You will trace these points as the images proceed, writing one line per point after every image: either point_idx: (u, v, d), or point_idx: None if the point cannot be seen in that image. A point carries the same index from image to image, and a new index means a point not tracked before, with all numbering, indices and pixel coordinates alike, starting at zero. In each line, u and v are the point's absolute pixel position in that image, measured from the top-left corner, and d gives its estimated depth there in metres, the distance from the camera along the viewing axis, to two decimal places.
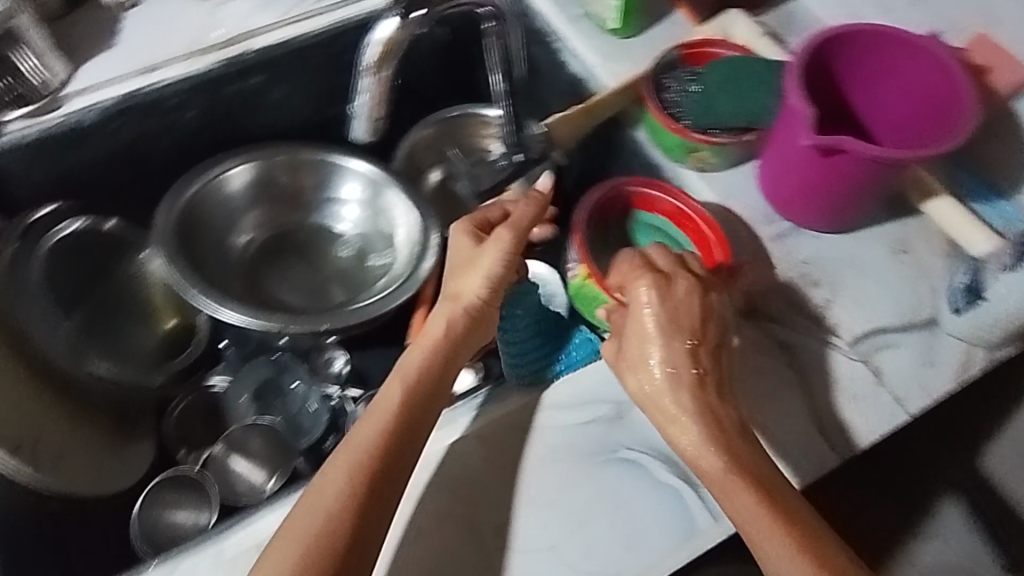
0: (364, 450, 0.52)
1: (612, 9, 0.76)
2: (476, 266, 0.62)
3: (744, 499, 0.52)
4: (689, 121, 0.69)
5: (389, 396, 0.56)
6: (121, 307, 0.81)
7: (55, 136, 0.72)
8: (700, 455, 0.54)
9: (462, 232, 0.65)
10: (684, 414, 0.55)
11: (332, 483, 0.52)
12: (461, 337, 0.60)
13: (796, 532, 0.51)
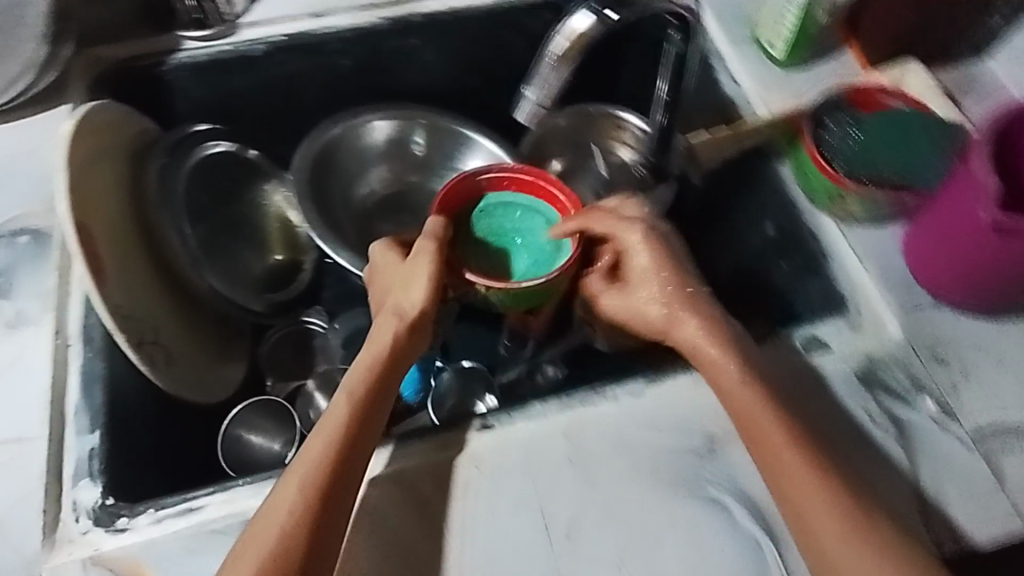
0: (312, 461, 0.51)
1: (782, 38, 0.74)
2: (407, 278, 0.63)
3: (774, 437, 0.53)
4: (840, 164, 0.66)
5: (336, 411, 0.55)
6: (242, 230, 0.83)
7: (225, 60, 0.77)
8: (757, 453, 0.53)
9: (383, 250, 0.67)
10: (750, 400, 0.55)
11: (283, 501, 0.50)
12: (399, 349, 0.60)
13: (830, 483, 0.51)
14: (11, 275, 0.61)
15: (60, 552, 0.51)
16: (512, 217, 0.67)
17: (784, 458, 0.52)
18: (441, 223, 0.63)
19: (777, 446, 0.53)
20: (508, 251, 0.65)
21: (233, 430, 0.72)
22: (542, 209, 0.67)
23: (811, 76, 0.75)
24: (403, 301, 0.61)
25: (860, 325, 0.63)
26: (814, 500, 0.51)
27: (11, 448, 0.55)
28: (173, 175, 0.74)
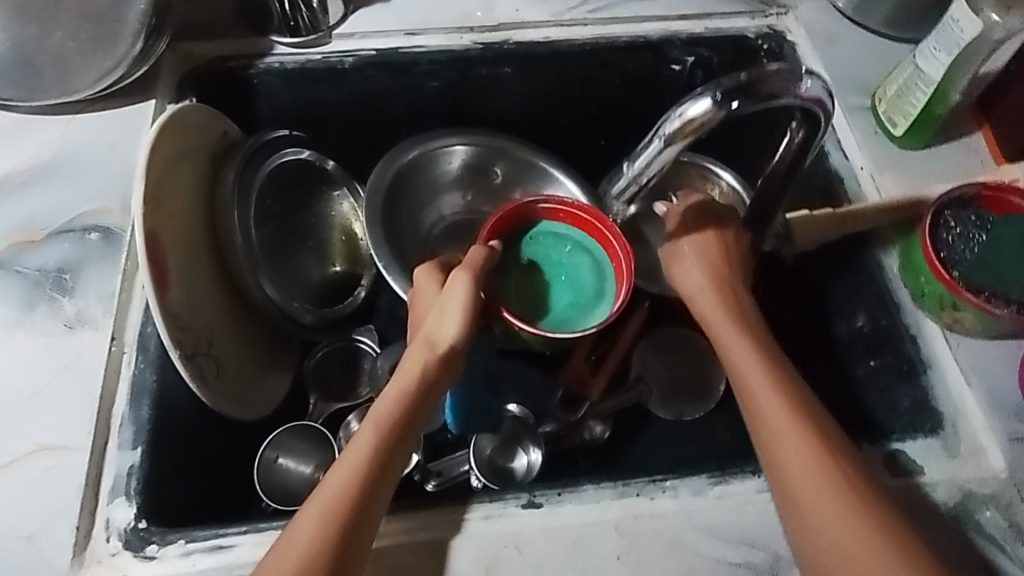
0: (333, 495, 0.48)
1: (906, 116, 0.68)
2: (443, 307, 0.58)
3: (777, 419, 0.51)
4: (960, 273, 0.60)
5: (362, 441, 0.51)
6: (306, 238, 0.81)
7: (314, 69, 0.75)
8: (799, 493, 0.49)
9: (424, 276, 0.63)
10: (787, 438, 0.50)
11: (299, 534, 0.47)
12: (433, 381, 0.55)
13: (836, 471, 0.48)
14: (78, 271, 0.61)
15: (89, 572, 0.50)
16: (557, 249, 0.68)
17: (784, 443, 0.50)
18: (482, 254, 0.61)
19: (778, 429, 0.50)
20: (549, 285, 0.67)
21: (268, 455, 0.68)
22: (592, 246, 0.68)
23: (930, 160, 0.69)
24: (436, 330, 0.57)
25: (955, 450, 0.57)
26: (813, 487, 0.47)
27: (54, 454, 0.54)
28: (248, 180, 0.73)
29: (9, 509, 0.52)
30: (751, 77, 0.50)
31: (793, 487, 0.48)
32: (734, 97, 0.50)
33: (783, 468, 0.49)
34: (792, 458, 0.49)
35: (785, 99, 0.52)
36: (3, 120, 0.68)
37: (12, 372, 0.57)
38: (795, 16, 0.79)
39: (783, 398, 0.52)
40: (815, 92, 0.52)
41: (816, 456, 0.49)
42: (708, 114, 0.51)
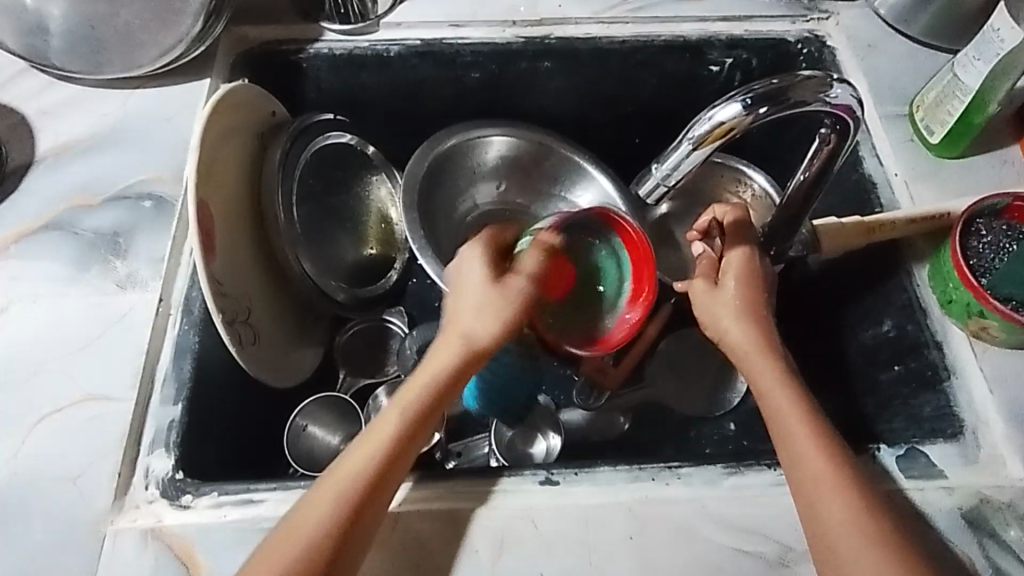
0: (348, 477, 0.50)
1: (943, 125, 0.68)
2: (490, 307, 0.58)
3: (796, 426, 0.53)
4: (988, 282, 0.59)
5: (383, 426, 0.53)
6: (345, 220, 0.84)
7: (360, 56, 0.78)
8: (808, 461, 0.52)
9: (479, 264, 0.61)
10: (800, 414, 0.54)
11: (309, 516, 0.48)
12: (456, 379, 0.56)
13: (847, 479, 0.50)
14: (130, 236, 0.64)
15: (127, 516, 0.53)
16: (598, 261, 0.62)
17: (800, 449, 0.52)
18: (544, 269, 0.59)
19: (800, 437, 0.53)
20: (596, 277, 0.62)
21: (297, 422, 0.71)
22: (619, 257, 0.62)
23: (966, 171, 0.69)
24: (473, 328, 0.57)
25: (974, 457, 0.57)
26: (815, 458, 0.51)
27: (101, 404, 0.57)
28: (293, 160, 0.76)
29: (56, 452, 0.55)
30: (781, 83, 0.52)
31: (806, 490, 0.51)
32: (763, 103, 0.52)
33: (788, 437, 0.53)
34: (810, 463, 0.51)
35: (814, 105, 0.53)
36: (68, 91, 0.72)
37: (66, 326, 0.60)
38: (836, 22, 0.79)
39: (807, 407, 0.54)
40: (844, 100, 0.53)
41: (828, 460, 0.51)
42: (738, 119, 0.53)
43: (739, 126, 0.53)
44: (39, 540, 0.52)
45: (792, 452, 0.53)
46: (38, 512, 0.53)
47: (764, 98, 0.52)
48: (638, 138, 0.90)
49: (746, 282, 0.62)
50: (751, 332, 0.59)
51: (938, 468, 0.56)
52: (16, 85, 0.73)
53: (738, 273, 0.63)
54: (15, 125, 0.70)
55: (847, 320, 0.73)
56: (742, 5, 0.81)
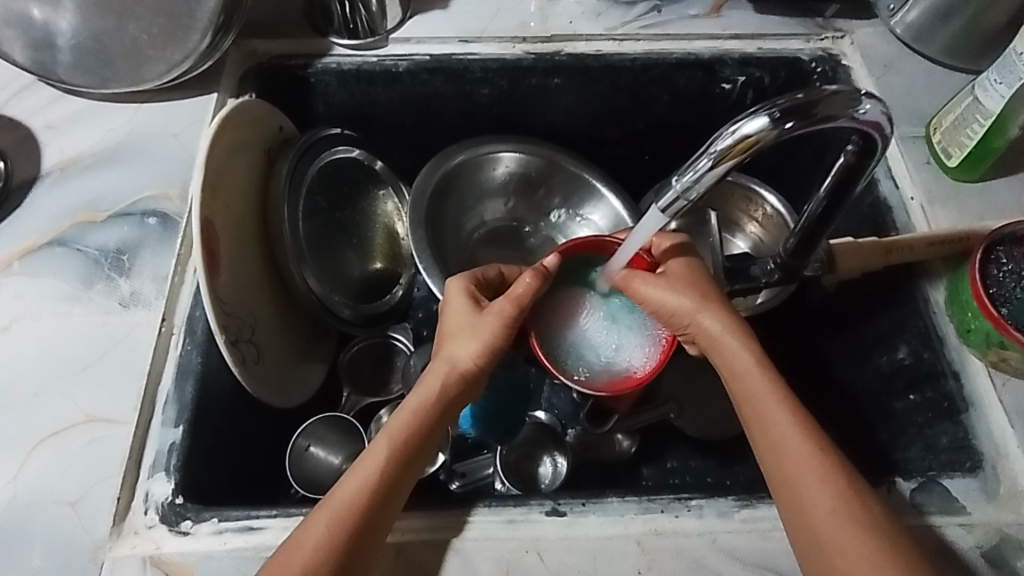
0: (343, 502, 0.48)
1: (961, 148, 0.67)
2: (472, 332, 0.57)
3: (792, 458, 0.50)
4: (1008, 311, 0.57)
5: (379, 448, 0.51)
6: (351, 235, 0.83)
7: (369, 71, 0.77)
8: (811, 503, 0.49)
9: (457, 289, 0.60)
10: (797, 447, 0.51)
11: (303, 547, 0.47)
12: (445, 397, 0.55)
13: (850, 520, 0.48)
14: (135, 253, 0.64)
15: (125, 542, 0.52)
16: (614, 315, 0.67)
17: (803, 486, 0.49)
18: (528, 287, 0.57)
19: (798, 468, 0.50)
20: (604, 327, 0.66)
21: (299, 442, 0.70)
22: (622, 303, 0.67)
23: (984, 195, 0.68)
24: (451, 346, 0.57)
25: (994, 493, 0.55)
26: (818, 498, 0.48)
27: (101, 426, 0.56)
28: (300, 175, 0.75)
29: (56, 475, 0.54)
30: (808, 98, 0.47)
31: (811, 530, 0.48)
32: (790, 117, 0.47)
33: (790, 472, 0.50)
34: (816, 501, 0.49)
35: (841, 122, 0.49)
36: (76, 105, 0.72)
37: (68, 345, 0.59)
38: (852, 40, 0.78)
39: (806, 438, 0.51)
40: (873, 117, 0.50)
41: (829, 500, 0.48)
42: (764, 133, 0.47)
43: (766, 140, 0.47)
44: (35, 566, 0.51)
45: (795, 491, 0.50)
46: (36, 537, 0.52)
47: (790, 112, 0.47)
48: (648, 155, 0.89)
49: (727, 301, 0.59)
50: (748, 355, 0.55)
51: (957, 502, 0.55)
52: (24, 99, 0.72)
53: (685, 269, 0.61)
54: (22, 139, 0.70)
55: (862, 344, 0.71)
56: (756, 22, 0.80)
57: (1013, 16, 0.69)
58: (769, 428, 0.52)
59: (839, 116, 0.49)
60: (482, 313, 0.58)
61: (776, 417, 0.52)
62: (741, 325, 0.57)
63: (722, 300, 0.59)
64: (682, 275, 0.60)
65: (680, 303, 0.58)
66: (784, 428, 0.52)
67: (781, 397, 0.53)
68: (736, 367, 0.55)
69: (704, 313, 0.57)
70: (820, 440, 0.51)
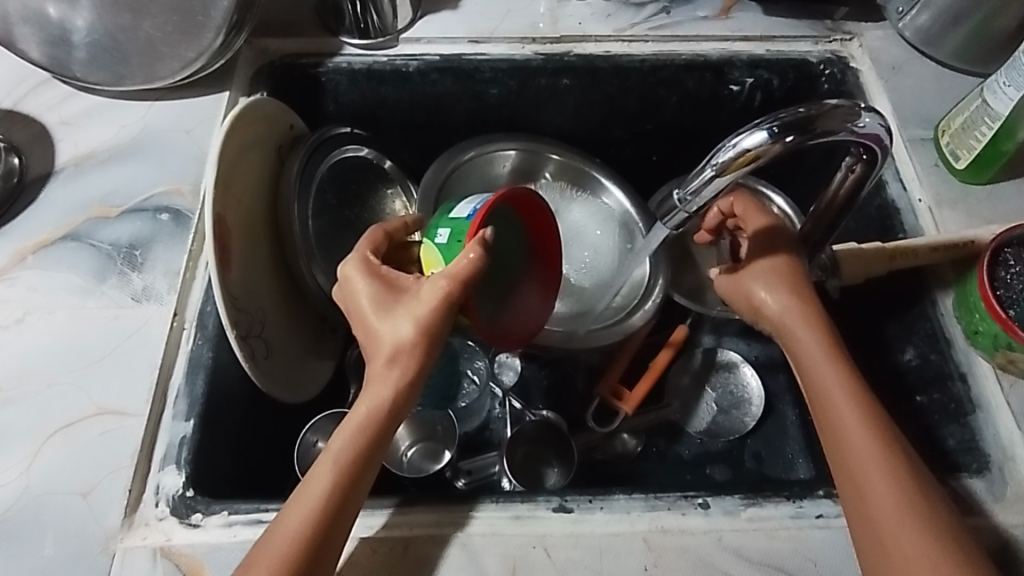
0: (328, 483, 0.49)
1: (970, 151, 0.67)
2: (400, 310, 0.53)
3: (852, 442, 0.52)
4: (1016, 314, 0.57)
5: (351, 434, 0.52)
6: (361, 234, 0.82)
7: (379, 71, 0.78)
8: (869, 479, 0.50)
9: (359, 275, 0.56)
10: (864, 426, 0.52)
11: (281, 534, 0.48)
12: (389, 409, 0.52)
13: (907, 505, 0.48)
14: (147, 248, 0.64)
15: (136, 534, 0.52)
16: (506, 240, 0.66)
17: (861, 464, 0.51)
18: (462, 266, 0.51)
19: (856, 449, 0.52)
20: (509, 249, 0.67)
21: (308, 438, 0.70)
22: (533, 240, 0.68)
23: (992, 198, 0.68)
24: (376, 344, 0.54)
25: (1001, 494, 0.55)
26: (875, 480, 0.50)
27: (113, 418, 0.57)
28: (311, 172, 0.76)
29: (68, 465, 0.55)
30: (809, 112, 0.47)
31: (868, 512, 0.49)
32: (790, 132, 0.47)
33: (846, 452, 0.52)
34: (875, 494, 0.50)
35: (842, 135, 0.50)
36: (90, 102, 0.73)
37: (81, 339, 0.60)
38: (861, 43, 0.78)
39: (871, 423, 0.52)
40: (873, 129, 0.50)
41: (888, 487, 0.49)
42: (764, 147, 0.47)
43: (767, 156, 0.48)
44: (47, 555, 0.51)
45: (850, 473, 0.51)
46: (48, 527, 0.52)
47: (791, 125, 0.47)
48: (656, 156, 0.90)
49: (790, 281, 0.62)
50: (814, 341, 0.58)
51: (965, 503, 0.55)
52: (38, 95, 0.73)
53: (782, 279, 0.62)
54: (37, 135, 0.71)
55: (870, 346, 0.71)
56: (765, 25, 0.80)
57: (1022, 20, 0.69)
58: (832, 416, 0.54)
59: (842, 128, 0.49)
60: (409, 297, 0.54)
61: (839, 398, 0.54)
62: (818, 313, 0.60)
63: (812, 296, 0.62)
64: (783, 292, 0.61)
65: (784, 297, 0.61)
66: (848, 413, 0.53)
67: (846, 380, 0.55)
68: (801, 349, 0.59)
69: (785, 305, 0.61)
70: (886, 424, 0.53)
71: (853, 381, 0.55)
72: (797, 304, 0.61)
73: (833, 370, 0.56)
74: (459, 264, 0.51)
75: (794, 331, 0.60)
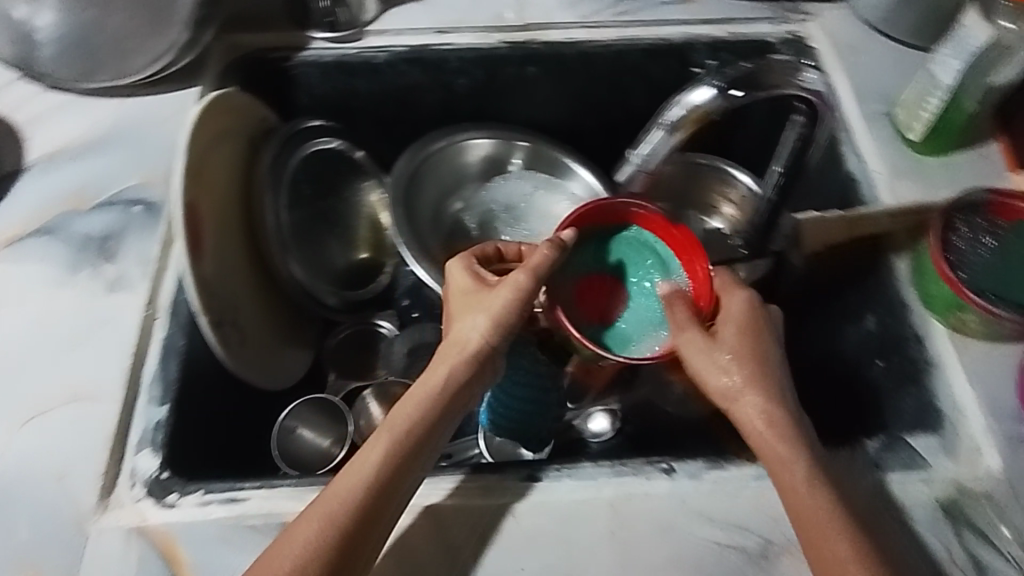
0: (370, 468, 0.50)
1: (924, 122, 0.69)
2: (482, 304, 0.57)
3: (796, 483, 0.50)
4: (967, 276, 0.59)
5: (400, 421, 0.53)
6: (335, 225, 0.84)
7: (349, 63, 0.79)
8: (817, 514, 0.49)
9: (457, 270, 0.61)
10: (806, 465, 0.50)
11: (332, 504, 0.49)
12: (450, 390, 0.55)
13: (854, 550, 0.47)
14: (120, 239, 0.65)
15: (111, 514, 0.54)
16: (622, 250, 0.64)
17: (807, 506, 0.49)
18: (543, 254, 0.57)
19: (799, 493, 0.50)
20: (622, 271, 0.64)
21: (287, 423, 0.72)
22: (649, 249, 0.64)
23: (947, 170, 0.70)
24: (460, 325, 0.57)
25: (955, 452, 0.57)
26: (823, 521, 0.49)
27: (87, 405, 0.58)
28: (283, 163, 0.78)
29: (43, 450, 0.56)
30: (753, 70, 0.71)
31: (816, 552, 0.49)
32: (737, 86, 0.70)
33: (791, 494, 0.50)
34: (827, 540, 0.48)
35: (787, 86, 0.73)
36: (62, 98, 0.74)
37: (55, 328, 0.61)
38: (820, 24, 0.80)
39: (813, 467, 0.50)
40: (815, 86, 0.73)
41: (834, 527, 0.48)
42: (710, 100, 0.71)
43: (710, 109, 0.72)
44: (24, 537, 0.52)
45: (796, 511, 0.50)
46: (24, 510, 0.53)
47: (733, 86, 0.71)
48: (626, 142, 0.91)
49: (746, 338, 0.56)
50: (759, 401, 0.53)
51: (922, 461, 0.56)
52: (11, 93, 0.74)
53: (735, 324, 0.57)
54: (10, 131, 0.72)
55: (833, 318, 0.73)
56: (726, 8, 0.82)
57: None
58: (773, 461, 0.51)
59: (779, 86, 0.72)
60: (499, 284, 0.58)
61: (779, 440, 0.52)
62: (762, 378, 0.54)
63: (768, 370, 0.55)
64: (737, 341, 0.56)
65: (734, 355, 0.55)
66: (789, 452, 0.51)
67: (788, 422, 0.52)
68: (736, 403, 0.54)
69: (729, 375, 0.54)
70: (826, 466, 0.51)
71: (796, 420, 0.53)
72: (744, 367, 0.54)
73: (779, 412, 0.53)
74: (542, 259, 0.57)
75: (729, 400, 0.54)
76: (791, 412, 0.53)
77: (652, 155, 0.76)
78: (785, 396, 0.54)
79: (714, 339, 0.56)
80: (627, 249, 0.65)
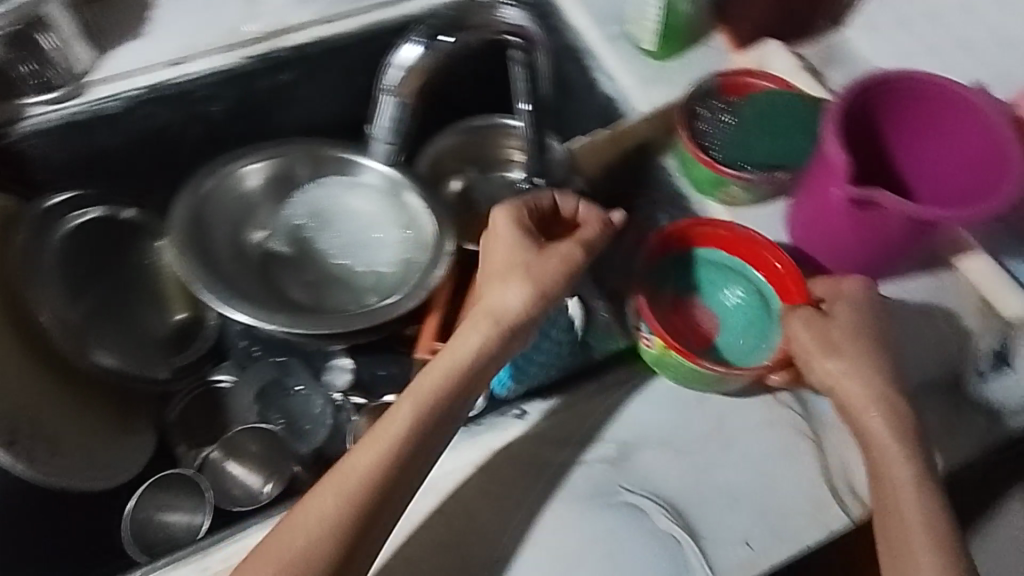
0: (393, 438, 0.52)
1: (652, 32, 0.75)
2: (522, 269, 0.58)
3: (888, 438, 0.55)
4: (719, 154, 0.67)
5: (418, 392, 0.54)
6: (132, 293, 0.78)
7: (80, 121, 0.73)
8: (887, 458, 0.55)
9: (504, 216, 0.60)
10: (874, 409, 0.56)
11: (354, 469, 0.51)
12: (475, 359, 0.55)
13: (915, 480, 0.54)
14: None
15: None
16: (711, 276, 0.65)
17: (893, 452, 0.55)
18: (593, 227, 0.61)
19: (888, 448, 0.55)
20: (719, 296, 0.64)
21: (141, 513, 0.68)
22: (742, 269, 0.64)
23: (686, 67, 0.77)
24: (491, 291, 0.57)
25: None
26: (903, 463, 0.54)
27: None
28: (39, 248, 0.72)
29: None
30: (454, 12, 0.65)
31: (881, 489, 0.54)
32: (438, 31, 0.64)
33: (879, 450, 0.55)
34: (901, 484, 0.54)
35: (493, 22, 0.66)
36: None
37: None
38: None
39: (894, 413, 0.56)
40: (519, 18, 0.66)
41: (904, 464, 0.54)
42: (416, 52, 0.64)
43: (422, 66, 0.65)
44: None
45: (880, 463, 0.55)
46: None
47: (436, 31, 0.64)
48: None
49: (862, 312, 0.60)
50: (855, 374, 0.57)
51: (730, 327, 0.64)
52: None
53: (855, 305, 0.60)
54: None
55: None
56: None
57: None
58: (865, 419, 0.56)
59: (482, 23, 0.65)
60: (543, 253, 0.59)
61: (859, 393, 0.57)
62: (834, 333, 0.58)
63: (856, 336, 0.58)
64: (857, 319, 0.59)
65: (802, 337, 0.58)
66: (885, 410, 0.56)
67: (882, 379, 0.57)
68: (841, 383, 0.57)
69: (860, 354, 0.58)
70: (901, 407, 0.57)
71: (871, 367, 0.57)
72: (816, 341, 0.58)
73: (849, 367, 0.57)
74: (594, 232, 0.61)
75: (813, 368, 0.58)
76: (886, 367, 0.58)
77: (385, 123, 0.70)
78: (870, 349, 0.58)
79: (827, 317, 0.59)
80: (716, 275, 0.65)
